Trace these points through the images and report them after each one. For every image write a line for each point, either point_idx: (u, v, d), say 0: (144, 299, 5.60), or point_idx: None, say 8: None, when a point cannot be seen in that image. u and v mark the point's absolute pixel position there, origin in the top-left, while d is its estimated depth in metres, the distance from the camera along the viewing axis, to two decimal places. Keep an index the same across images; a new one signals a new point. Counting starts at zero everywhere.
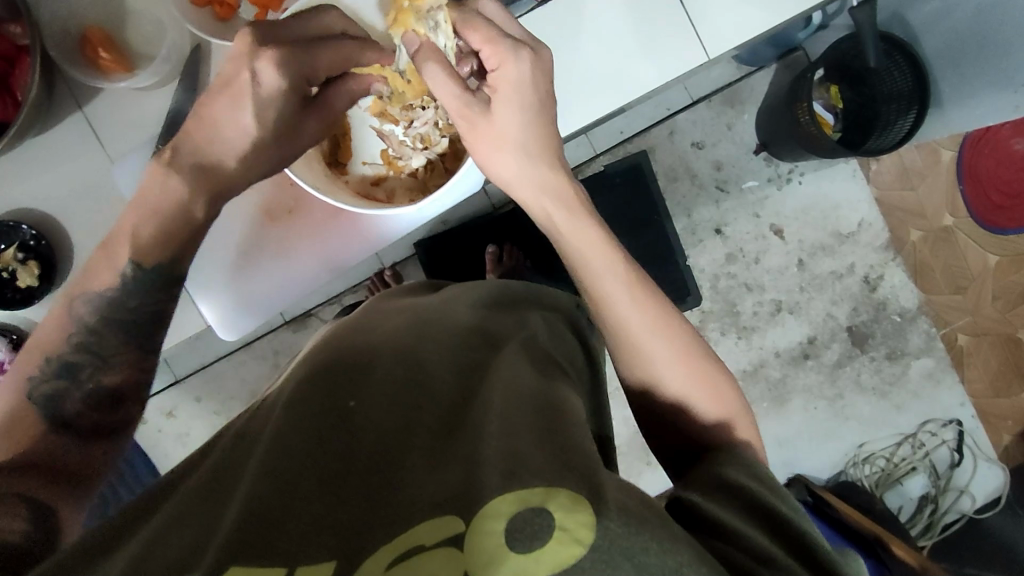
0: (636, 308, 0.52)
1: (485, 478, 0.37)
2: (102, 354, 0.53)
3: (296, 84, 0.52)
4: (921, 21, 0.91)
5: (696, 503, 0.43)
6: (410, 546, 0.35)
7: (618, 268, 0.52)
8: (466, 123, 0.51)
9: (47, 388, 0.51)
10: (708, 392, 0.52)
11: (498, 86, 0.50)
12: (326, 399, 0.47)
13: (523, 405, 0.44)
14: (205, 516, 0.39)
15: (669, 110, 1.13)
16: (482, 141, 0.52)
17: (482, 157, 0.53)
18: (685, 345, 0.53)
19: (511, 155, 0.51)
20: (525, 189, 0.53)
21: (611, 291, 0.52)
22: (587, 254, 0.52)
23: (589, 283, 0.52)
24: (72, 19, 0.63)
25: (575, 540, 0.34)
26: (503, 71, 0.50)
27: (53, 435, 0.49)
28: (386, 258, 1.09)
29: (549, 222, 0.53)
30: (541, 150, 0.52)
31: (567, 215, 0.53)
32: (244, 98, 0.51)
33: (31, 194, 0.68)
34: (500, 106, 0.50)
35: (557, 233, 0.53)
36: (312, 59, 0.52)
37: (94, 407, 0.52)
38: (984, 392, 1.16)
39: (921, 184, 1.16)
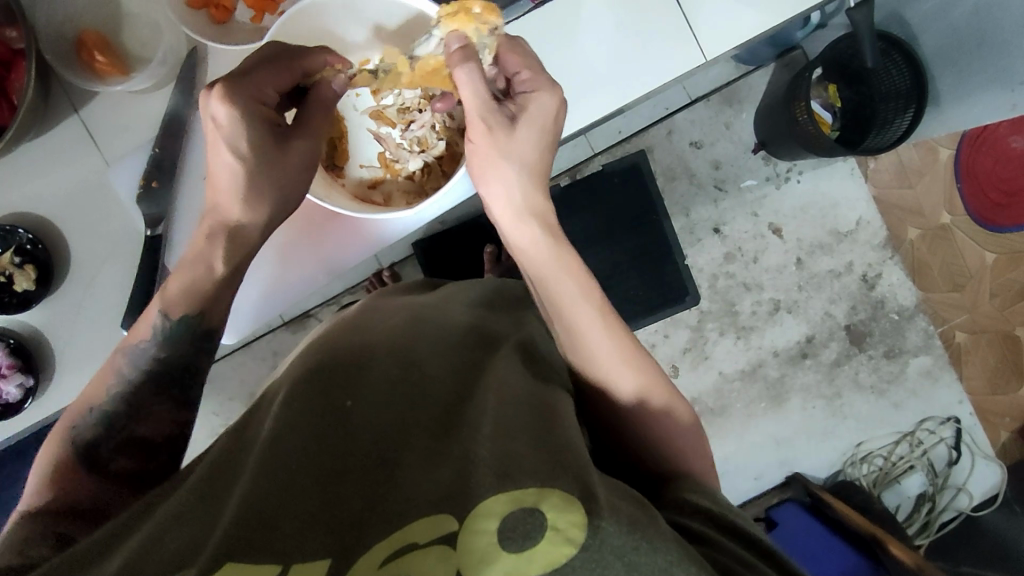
0: (608, 342, 0.52)
1: (478, 477, 0.37)
2: (136, 404, 0.52)
3: (253, 109, 0.52)
4: (920, 19, 0.91)
5: (678, 522, 0.43)
6: (405, 543, 0.36)
7: (594, 301, 0.53)
8: (486, 128, 0.52)
9: (89, 434, 0.51)
10: (678, 403, 0.55)
11: (527, 108, 0.52)
12: (322, 398, 0.47)
13: (518, 406, 0.45)
14: (201, 515, 0.39)
15: (667, 110, 1.13)
16: (490, 150, 0.53)
17: (481, 169, 0.54)
18: (647, 375, 0.53)
19: (506, 172, 0.53)
20: (507, 213, 0.55)
21: (584, 322, 0.52)
22: (566, 282, 0.53)
23: (561, 311, 0.53)
24: (67, 22, 0.63)
25: (567, 540, 0.35)
26: (538, 97, 0.52)
27: (89, 481, 0.49)
28: (384, 259, 1.09)
29: (537, 248, 0.54)
30: (537, 176, 0.54)
31: (552, 243, 0.54)
32: (221, 142, 0.52)
33: (26, 197, 0.67)
34: (522, 124, 0.52)
35: (538, 263, 0.54)
36: (256, 78, 0.52)
37: (132, 455, 0.51)
38: (982, 389, 1.17)
39: (918, 182, 1.16)
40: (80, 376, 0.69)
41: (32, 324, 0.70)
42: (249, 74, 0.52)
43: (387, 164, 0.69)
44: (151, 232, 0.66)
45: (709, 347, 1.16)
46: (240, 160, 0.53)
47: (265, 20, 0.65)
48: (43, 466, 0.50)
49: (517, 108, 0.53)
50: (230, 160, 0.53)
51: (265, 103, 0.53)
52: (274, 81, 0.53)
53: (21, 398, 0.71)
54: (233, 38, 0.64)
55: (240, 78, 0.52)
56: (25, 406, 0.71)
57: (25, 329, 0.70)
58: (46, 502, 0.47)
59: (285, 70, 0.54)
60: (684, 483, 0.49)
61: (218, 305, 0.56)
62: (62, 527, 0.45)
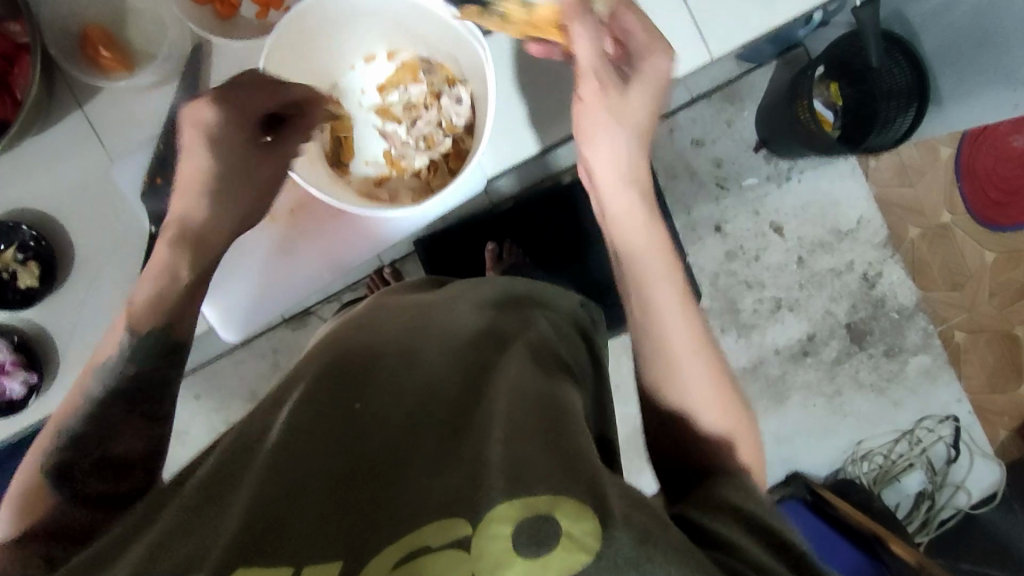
0: (683, 318, 0.54)
1: (489, 482, 0.37)
2: (112, 426, 0.50)
3: (233, 123, 0.56)
4: (921, 18, 0.91)
5: (689, 523, 0.43)
6: (414, 547, 0.35)
7: (675, 281, 0.55)
8: (601, 87, 0.53)
9: (63, 454, 0.49)
10: (716, 407, 0.52)
11: (642, 71, 0.54)
12: (331, 401, 0.46)
13: (527, 409, 0.44)
14: (209, 519, 0.39)
15: (669, 108, 1.13)
16: (604, 110, 0.54)
17: (590, 128, 0.55)
18: (708, 366, 0.53)
19: (617, 135, 0.55)
20: (613, 172, 0.56)
21: (664, 299, 0.54)
22: (654, 258, 0.55)
23: (642, 287, 0.54)
24: (72, 17, 0.63)
25: (582, 548, 0.34)
26: (654, 61, 0.54)
27: (65, 503, 0.47)
28: (386, 256, 1.09)
29: (633, 216, 0.56)
30: (640, 141, 0.56)
31: (646, 216, 0.56)
32: (199, 141, 0.55)
33: (30, 193, 0.67)
34: (636, 86, 0.54)
35: (632, 232, 0.56)
36: (246, 97, 0.56)
37: (104, 476, 0.48)
38: (981, 389, 1.17)
39: (919, 181, 1.16)
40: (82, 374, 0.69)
41: (34, 322, 0.69)
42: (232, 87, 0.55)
43: (393, 161, 0.68)
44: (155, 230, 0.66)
45: None
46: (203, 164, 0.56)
47: (271, 16, 0.65)
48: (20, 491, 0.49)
49: (631, 72, 0.54)
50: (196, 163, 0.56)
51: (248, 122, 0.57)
52: (258, 101, 0.56)
53: (25, 394, 0.71)
54: (241, 35, 0.64)
55: (228, 92, 0.55)
56: (28, 403, 0.70)
57: (28, 326, 0.70)
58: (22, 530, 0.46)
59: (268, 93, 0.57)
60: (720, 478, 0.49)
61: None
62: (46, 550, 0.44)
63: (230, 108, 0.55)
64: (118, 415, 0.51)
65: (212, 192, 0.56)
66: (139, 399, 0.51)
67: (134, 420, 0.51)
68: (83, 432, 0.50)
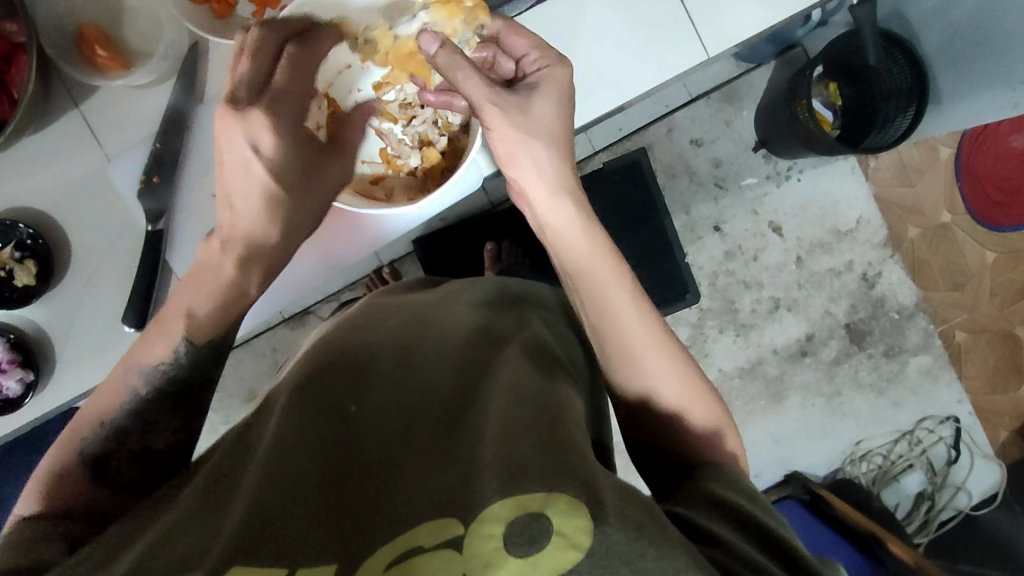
0: (637, 317, 0.53)
1: (482, 482, 0.37)
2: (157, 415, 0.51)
3: (292, 129, 0.50)
4: (921, 18, 0.91)
5: (686, 518, 0.43)
6: (408, 547, 0.35)
7: (625, 282, 0.54)
8: (499, 112, 0.52)
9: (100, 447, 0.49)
10: (697, 402, 0.53)
11: (544, 82, 0.54)
12: (326, 403, 0.46)
13: (522, 408, 0.44)
14: (206, 520, 0.39)
15: (668, 107, 1.13)
16: (511, 128, 0.53)
17: (506, 149, 0.54)
18: (673, 359, 0.53)
19: (535, 150, 0.53)
20: (543, 192, 0.54)
21: (616, 301, 0.53)
22: (597, 266, 0.53)
23: (594, 294, 0.53)
24: (67, 17, 0.63)
25: (572, 546, 0.34)
26: (552, 71, 0.54)
27: (94, 489, 0.48)
28: (384, 255, 1.09)
29: (570, 224, 0.54)
30: (561, 147, 0.55)
31: (584, 221, 0.55)
32: (257, 169, 0.49)
33: (27, 192, 0.67)
34: (537, 99, 0.53)
35: (574, 251, 0.54)
36: (291, 95, 0.49)
37: (140, 466, 0.50)
38: (981, 389, 1.17)
39: (919, 181, 1.16)
40: (80, 372, 0.69)
41: (33, 319, 0.69)
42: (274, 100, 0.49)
43: (388, 159, 0.68)
44: (151, 228, 0.66)
45: (708, 345, 1.16)
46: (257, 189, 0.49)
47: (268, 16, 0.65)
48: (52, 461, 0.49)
49: (530, 87, 0.54)
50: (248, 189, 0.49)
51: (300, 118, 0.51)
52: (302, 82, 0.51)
53: (23, 392, 0.70)
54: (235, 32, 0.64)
55: (274, 98, 0.49)
56: (24, 402, 0.70)
57: (25, 324, 0.70)
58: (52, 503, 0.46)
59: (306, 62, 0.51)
60: (706, 471, 0.49)
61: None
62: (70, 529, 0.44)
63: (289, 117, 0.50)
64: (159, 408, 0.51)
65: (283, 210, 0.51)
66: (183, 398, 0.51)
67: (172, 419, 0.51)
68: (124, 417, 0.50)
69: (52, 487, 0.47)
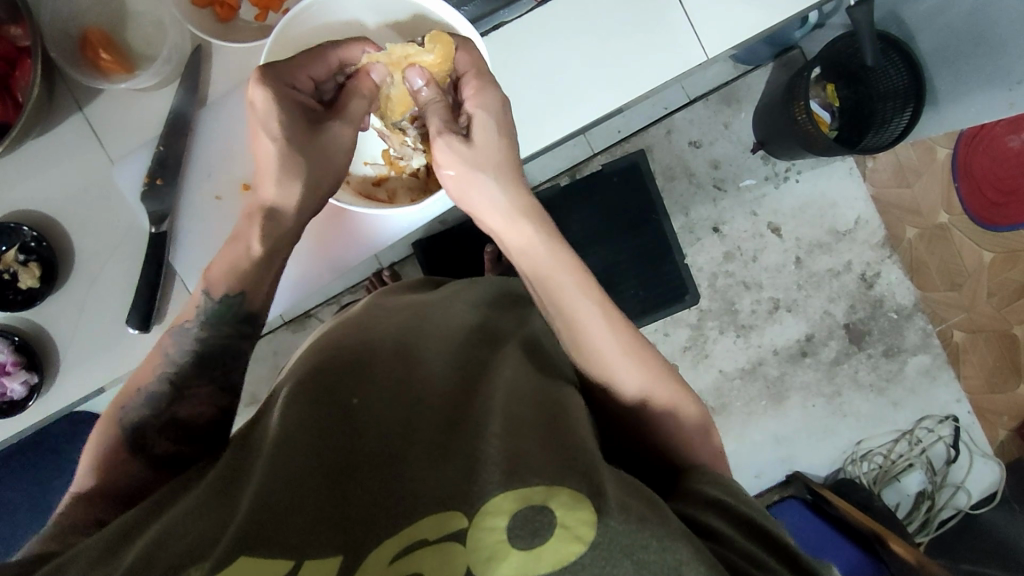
0: (608, 330, 0.52)
1: (486, 475, 0.38)
2: (195, 391, 0.53)
3: (285, 96, 0.54)
4: (917, 19, 0.91)
5: (687, 515, 0.44)
6: (413, 539, 0.37)
7: (591, 296, 0.53)
8: (446, 144, 0.53)
9: (136, 415, 0.52)
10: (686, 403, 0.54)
11: (476, 110, 0.55)
12: (328, 396, 0.47)
13: (525, 406, 0.45)
14: (215, 509, 0.39)
15: (666, 109, 1.14)
16: (459, 162, 0.54)
17: (457, 183, 0.55)
18: (651, 365, 0.53)
19: (483, 181, 0.54)
20: (498, 217, 0.55)
21: (587, 318, 0.52)
22: (566, 281, 0.53)
23: (562, 314, 0.53)
24: (72, 21, 0.64)
25: (576, 537, 0.36)
26: (484, 95, 0.55)
27: (136, 464, 0.51)
28: (385, 258, 1.10)
29: (531, 245, 0.54)
30: (512, 175, 0.55)
31: (545, 241, 0.54)
32: (258, 128, 0.54)
33: (31, 196, 0.67)
34: (479, 127, 0.54)
35: (535, 262, 0.54)
36: (291, 68, 0.55)
37: (175, 438, 0.52)
38: (980, 388, 1.17)
39: (917, 181, 1.17)
40: (83, 375, 0.69)
41: (37, 322, 0.69)
42: (287, 65, 0.55)
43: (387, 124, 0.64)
44: (156, 229, 0.67)
45: (709, 346, 1.17)
46: (276, 144, 0.54)
47: (270, 19, 0.66)
48: (96, 451, 0.51)
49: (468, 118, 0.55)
50: (267, 145, 0.54)
51: (294, 89, 0.55)
52: (306, 69, 0.56)
53: (26, 395, 0.70)
54: (238, 37, 0.65)
55: (271, 67, 0.54)
56: (29, 404, 0.70)
57: (28, 326, 0.69)
58: (93, 487, 0.49)
59: (319, 60, 0.56)
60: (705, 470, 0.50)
61: (260, 286, 0.56)
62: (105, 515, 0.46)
63: (285, 78, 0.55)
64: (189, 379, 0.54)
65: (306, 155, 0.55)
66: (215, 368, 0.55)
67: (202, 385, 0.54)
68: (156, 394, 0.53)
69: (102, 467, 0.50)
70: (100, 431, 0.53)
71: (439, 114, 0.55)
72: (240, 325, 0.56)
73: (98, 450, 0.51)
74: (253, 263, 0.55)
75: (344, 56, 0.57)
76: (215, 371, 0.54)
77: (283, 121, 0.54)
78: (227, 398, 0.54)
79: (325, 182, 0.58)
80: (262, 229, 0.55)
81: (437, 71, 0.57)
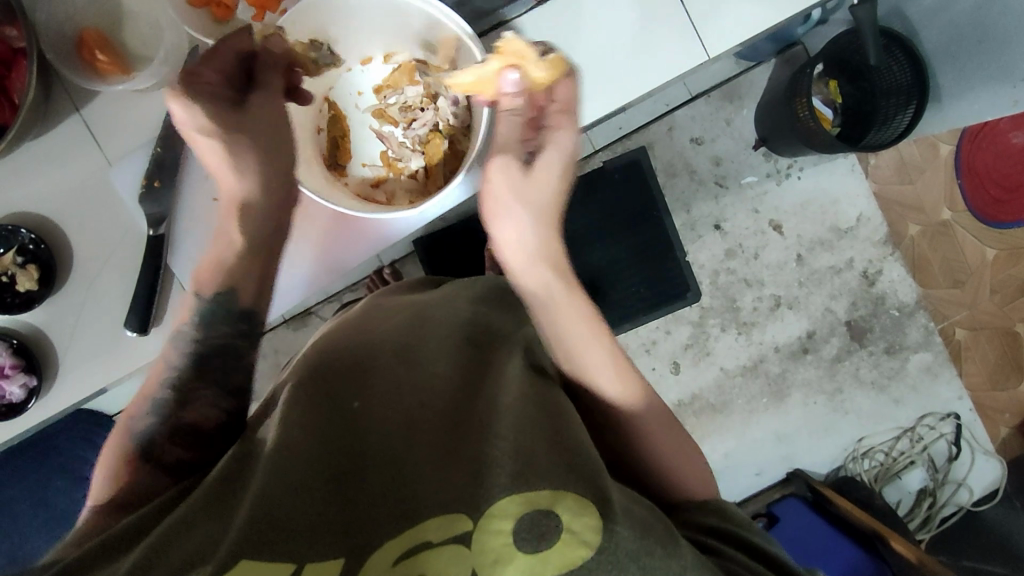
0: (615, 371, 0.53)
1: (494, 477, 0.38)
2: (196, 394, 0.53)
3: (208, 98, 0.54)
4: (920, 15, 0.91)
5: (688, 537, 0.47)
6: (416, 542, 0.36)
7: (605, 340, 0.53)
8: (503, 164, 0.52)
9: (142, 425, 0.51)
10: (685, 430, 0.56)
11: (548, 145, 0.54)
12: (328, 402, 0.46)
13: (528, 407, 0.45)
14: (217, 515, 0.39)
15: (668, 106, 1.13)
16: (508, 192, 0.52)
17: (493, 204, 0.53)
18: (647, 393, 0.54)
19: (517, 213, 0.52)
20: (519, 260, 0.52)
21: (595, 361, 0.52)
22: (576, 322, 0.52)
23: (571, 350, 0.52)
24: (67, 23, 0.64)
25: (582, 542, 0.36)
26: (559, 132, 0.54)
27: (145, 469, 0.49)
28: (386, 256, 1.10)
29: (548, 292, 0.52)
30: (549, 219, 0.53)
31: (564, 288, 0.53)
32: (193, 134, 0.55)
33: (29, 197, 0.67)
34: (544, 159, 0.53)
35: (548, 308, 0.52)
36: (201, 74, 0.54)
37: (184, 443, 0.50)
38: (981, 385, 1.17)
39: (919, 178, 1.17)
40: (82, 376, 0.69)
41: (36, 325, 0.69)
42: (188, 69, 0.54)
43: (385, 113, 0.69)
44: (154, 232, 0.66)
45: (711, 344, 1.16)
46: (214, 139, 0.55)
47: (267, 18, 0.66)
48: (104, 467, 0.50)
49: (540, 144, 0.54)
50: (209, 144, 0.55)
51: (214, 88, 0.55)
52: (212, 66, 0.55)
53: (25, 398, 0.70)
54: None
55: (187, 80, 0.54)
56: (29, 406, 0.70)
57: (27, 329, 0.69)
58: (103, 496, 0.47)
59: (215, 55, 0.55)
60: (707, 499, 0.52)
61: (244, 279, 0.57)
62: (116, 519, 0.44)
63: (203, 83, 0.54)
64: (194, 382, 0.53)
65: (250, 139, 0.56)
66: (219, 370, 0.54)
67: (208, 388, 0.53)
68: (163, 401, 0.53)
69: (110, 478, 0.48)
70: (107, 450, 0.52)
71: (514, 128, 0.54)
72: (235, 324, 0.56)
73: (107, 465, 0.50)
74: (239, 253, 0.56)
75: (237, 45, 0.56)
76: (219, 376, 0.54)
77: (215, 122, 0.54)
78: (236, 401, 0.54)
79: (285, 157, 0.58)
80: (238, 218, 0.56)
81: (536, 87, 0.54)
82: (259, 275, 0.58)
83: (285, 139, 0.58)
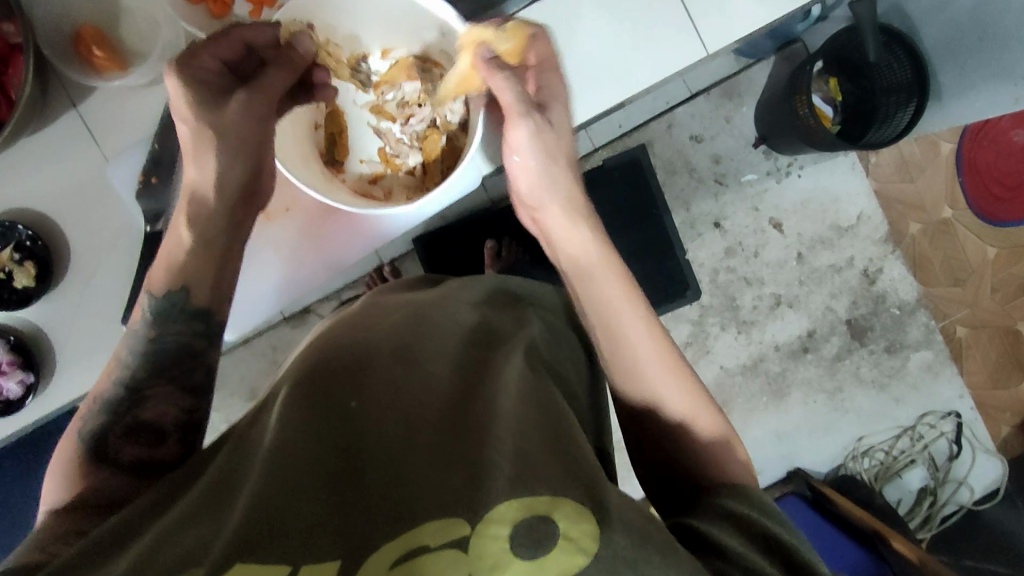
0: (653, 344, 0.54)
1: (493, 479, 0.38)
2: (151, 393, 0.53)
3: (199, 84, 0.55)
4: (921, 12, 0.90)
5: (683, 533, 0.44)
6: (412, 546, 0.36)
7: (638, 311, 0.55)
8: (535, 128, 0.57)
9: (94, 425, 0.52)
10: (706, 417, 0.54)
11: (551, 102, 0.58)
12: (326, 402, 0.46)
13: (527, 406, 0.45)
14: (209, 515, 0.39)
15: (668, 103, 1.13)
16: (538, 145, 0.57)
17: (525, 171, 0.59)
18: (664, 387, 0.53)
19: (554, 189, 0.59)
20: (561, 222, 0.58)
21: (633, 330, 0.54)
22: (615, 294, 0.55)
23: (610, 323, 0.54)
24: (65, 19, 0.64)
25: (579, 549, 0.36)
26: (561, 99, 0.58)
27: (101, 471, 0.49)
28: (385, 254, 1.09)
29: (586, 256, 0.57)
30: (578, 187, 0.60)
31: (600, 253, 0.57)
32: (178, 118, 0.56)
33: (27, 193, 0.67)
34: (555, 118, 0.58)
35: (593, 275, 0.56)
36: (204, 57, 0.55)
37: (140, 442, 0.51)
38: (983, 384, 1.17)
39: (920, 176, 1.16)
40: (78, 373, 0.69)
41: (31, 321, 0.70)
42: (189, 48, 0.54)
43: (382, 109, 0.68)
44: (151, 229, 0.66)
45: (710, 342, 1.16)
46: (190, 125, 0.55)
47: (265, 14, 0.65)
48: (58, 471, 0.50)
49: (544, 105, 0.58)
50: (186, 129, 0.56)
51: (210, 75, 0.55)
52: (215, 52, 0.55)
53: (22, 395, 0.71)
54: None
55: (185, 61, 0.54)
56: (27, 402, 0.70)
57: (24, 325, 0.70)
58: (61, 500, 0.47)
59: (224, 41, 0.55)
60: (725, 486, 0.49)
61: (200, 280, 0.57)
62: (79, 522, 0.44)
63: (202, 68, 0.55)
64: (147, 380, 0.53)
65: (226, 133, 0.55)
66: (173, 368, 0.54)
67: (160, 385, 0.53)
68: (115, 400, 0.53)
69: (66, 481, 0.49)
70: (60, 454, 0.52)
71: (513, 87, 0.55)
72: (192, 322, 0.56)
73: (62, 468, 0.50)
74: (188, 253, 0.56)
75: (246, 37, 0.56)
76: (172, 373, 0.54)
77: (199, 109, 0.55)
78: (193, 398, 0.54)
79: (254, 158, 0.58)
80: (188, 216, 0.57)
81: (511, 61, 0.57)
82: (214, 275, 0.58)
83: (261, 141, 0.58)
